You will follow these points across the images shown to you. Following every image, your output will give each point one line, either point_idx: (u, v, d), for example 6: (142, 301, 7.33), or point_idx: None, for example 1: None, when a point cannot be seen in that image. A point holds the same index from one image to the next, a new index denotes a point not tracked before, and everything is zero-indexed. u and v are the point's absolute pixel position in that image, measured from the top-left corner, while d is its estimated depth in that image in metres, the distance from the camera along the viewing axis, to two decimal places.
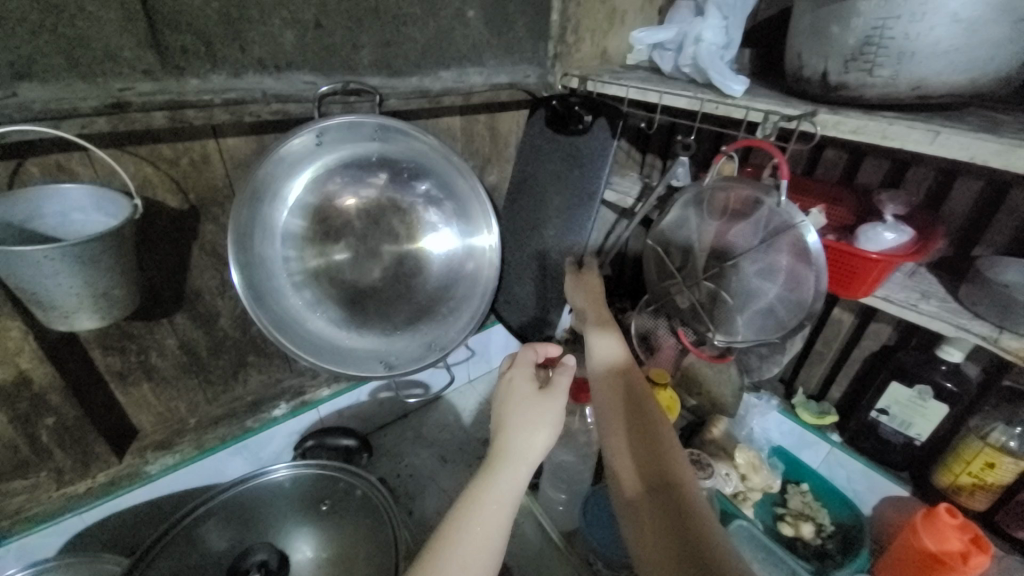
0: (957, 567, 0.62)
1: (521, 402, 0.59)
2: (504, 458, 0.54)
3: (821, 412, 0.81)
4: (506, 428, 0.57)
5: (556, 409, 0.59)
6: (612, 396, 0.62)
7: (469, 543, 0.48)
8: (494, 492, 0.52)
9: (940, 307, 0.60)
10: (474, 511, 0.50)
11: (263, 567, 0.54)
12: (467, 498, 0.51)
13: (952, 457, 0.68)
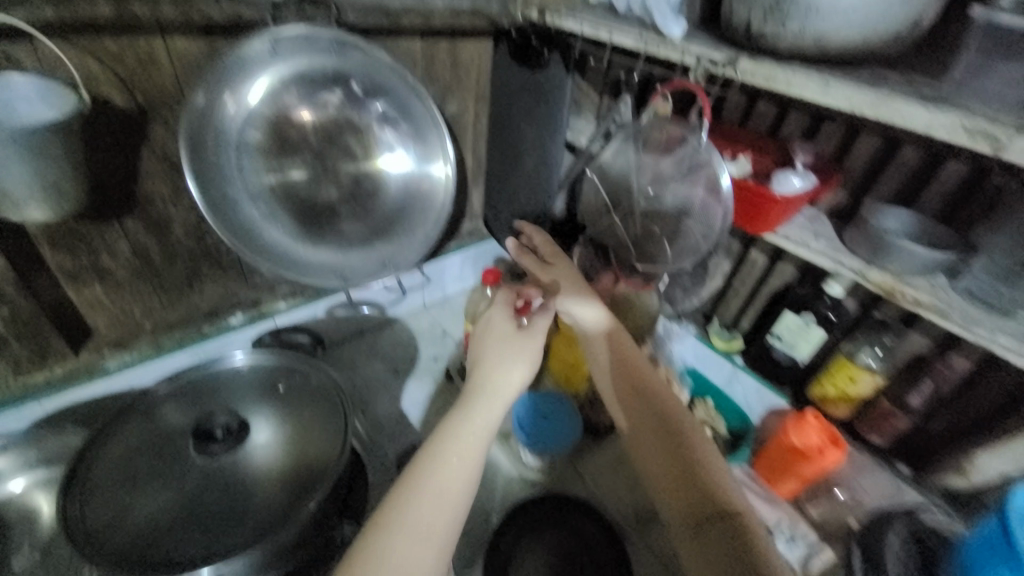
0: (815, 458, 0.74)
1: (498, 344, 0.69)
2: (483, 394, 0.64)
3: (731, 338, 0.94)
4: (484, 365, 0.67)
5: (531, 347, 0.69)
6: (617, 375, 0.70)
7: (449, 468, 0.57)
8: (473, 421, 0.62)
9: (827, 245, 0.70)
10: (454, 439, 0.59)
11: (225, 429, 0.61)
12: (451, 430, 0.60)
13: (823, 373, 0.81)
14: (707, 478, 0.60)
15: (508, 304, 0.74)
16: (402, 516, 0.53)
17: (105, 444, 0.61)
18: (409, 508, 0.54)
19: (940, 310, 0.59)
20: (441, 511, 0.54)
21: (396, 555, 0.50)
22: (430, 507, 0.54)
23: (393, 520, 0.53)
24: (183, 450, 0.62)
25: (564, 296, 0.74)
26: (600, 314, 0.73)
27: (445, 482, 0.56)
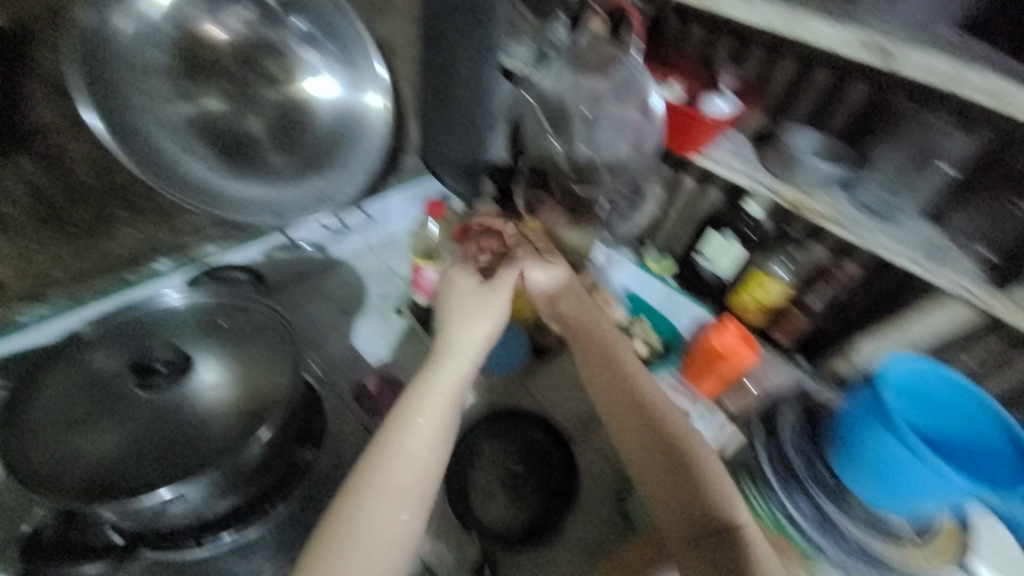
0: (729, 356, 0.84)
1: (463, 303, 0.71)
2: (450, 351, 0.67)
3: (662, 259, 1.01)
4: (449, 323, 0.69)
5: (494, 303, 0.71)
6: (584, 336, 0.73)
7: (413, 441, 0.60)
8: (438, 385, 0.64)
9: (749, 165, 0.76)
10: (418, 409, 0.62)
11: (168, 363, 0.61)
12: (416, 402, 0.62)
13: (739, 285, 0.90)
14: (672, 444, 0.64)
15: (471, 262, 0.74)
16: (370, 495, 0.56)
17: (37, 385, 0.60)
18: (377, 487, 0.57)
19: (833, 217, 0.69)
20: (408, 482, 0.58)
21: (367, 531, 0.55)
22: (397, 481, 0.57)
23: (363, 501, 0.56)
24: (127, 377, 0.61)
25: (527, 261, 0.74)
26: (562, 277, 0.75)
27: (410, 454, 0.59)
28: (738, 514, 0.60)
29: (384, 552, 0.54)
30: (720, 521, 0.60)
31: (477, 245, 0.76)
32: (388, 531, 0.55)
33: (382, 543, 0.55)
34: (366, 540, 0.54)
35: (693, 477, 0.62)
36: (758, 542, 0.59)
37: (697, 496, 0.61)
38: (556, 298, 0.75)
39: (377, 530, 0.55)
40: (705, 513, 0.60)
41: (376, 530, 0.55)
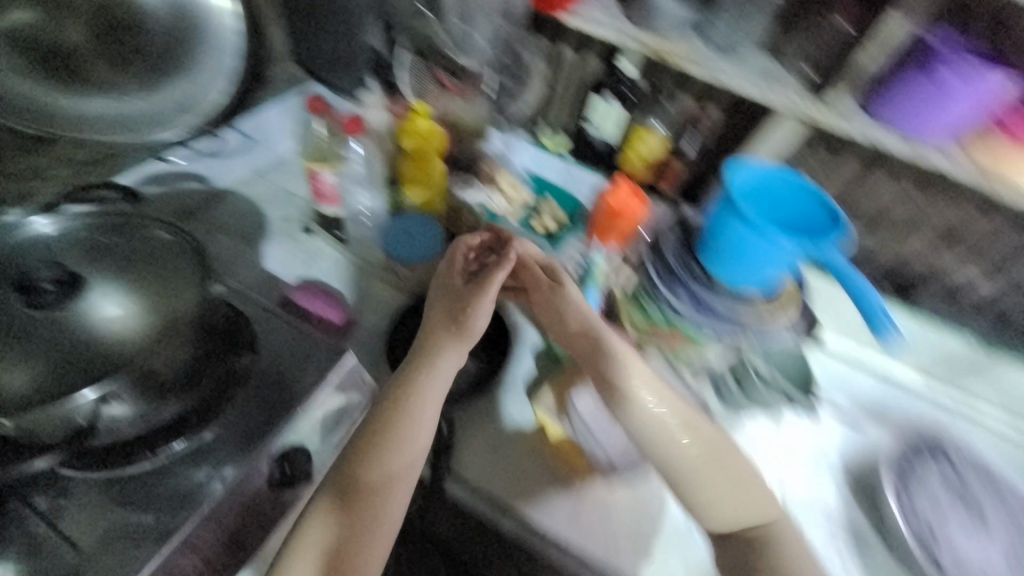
0: (626, 214, 0.86)
1: (434, 327, 0.71)
2: (416, 396, 0.66)
3: (555, 137, 1.07)
4: (422, 355, 0.69)
5: (464, 339, 0.70)
6: (604, 347, 0.69)
7: (402, 470, 0.63)
8: (426, 408, 0.65)
9: (613, 20, 0.79)
10: (405, 435, 0.64)
11: (57, 284, 0.56)
12: (373, 462, 0.62)
13: (625, 146, 0.98)
14: (700, 450, 0.65)
15: (458, 264, 0.75)
16: (360, 523, 0.60)
17: None
18: (366, 516, 0.60)
19: (689, 58, 0.76)
20: (393, 505, 0.62)
21: (359, 555, 0.60)
22: (388, 508, 0.62)
23: (354, 530, 0.60)
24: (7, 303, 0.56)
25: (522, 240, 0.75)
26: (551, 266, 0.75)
27: (399, 481, 0.63)
28: (768, 515, 0.65)
29: (371, 567, 0.60)
30: (751, 511, 0.64)
31: (460, 256, 0.75)
32: (376, 551, 0.61)
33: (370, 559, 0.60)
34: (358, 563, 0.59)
35: (726, 481, 0.65)
36: (788, 532, 0.65)
37: (729, 496, 0.64)
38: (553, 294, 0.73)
39: (368, 555, 0.60)
40: (738, 514, 0.64)
41: (365, 552, 0.60)
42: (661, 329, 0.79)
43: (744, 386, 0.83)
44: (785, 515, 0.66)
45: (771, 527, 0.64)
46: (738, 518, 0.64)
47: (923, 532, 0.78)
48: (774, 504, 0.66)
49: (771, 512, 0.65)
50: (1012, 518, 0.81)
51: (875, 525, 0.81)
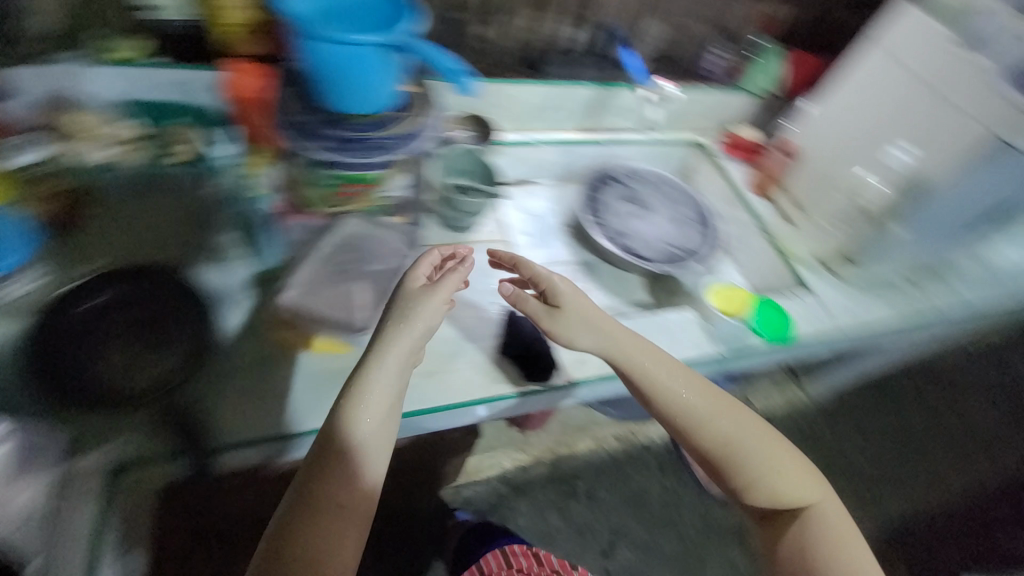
0: (257, 99, 0.79)
1: (381, 360, 0.65)
2: (372, 434, 0.63)
3: (117, 48, 0.80)
4: (366, 385, 0.64)
5: (397, 362, 0.66)
6: (635, 363, 0.76)
7: (381, 422, 0.63)
8: (393, 373, 0.65)
9: None
10: (376, 394, 0.64)
11: None
12: (331, 512, 0.59)
13: (213, 24, 0.80)
14: (742, 450, 0.75)
15: (421, 270, 0.75)
16: (346, 458, 0.61)
17: None
18: (352, 456, 0.61)
19: None
20: (371, 451, 0.63)
21: (343, 493, 0.60)
22: (372, 452, 0.63)
23: (342, 470, 0.61)
24: None
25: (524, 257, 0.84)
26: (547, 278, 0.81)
27: (383, 430, 0.64)
28: (806, 497, 0.76)
29: (360, 501, 0.61)
30: (781, 488, 0.76)
31: (425, 260, 0.77)
32: (360, 491, 0.61)
33: (357, 493, 0.61)
34: (345, 497, 0.60)
35: (765, 463, 0.75)
36: (809, 495, 0.76)
37: (762, 478, 0.75)
38: (557, 318, 0.78)
39: (353, 487, 0.61)
40: (776, 498, 0.76)
41: (347, 491, 0.61)
42: (342, 188, 0.74)
43: (456, 207, 0.93)
44: (822, 497, 0.77)
45: (804, 501, 0.76)
46: (776, 498, 0.76)
47: (621, 239, 1.08)
48: (817, 486, 0.78)
49: (806, 493, 0.76)
50: (660, 195, 1.18)
51: (598, 256, 1.09)
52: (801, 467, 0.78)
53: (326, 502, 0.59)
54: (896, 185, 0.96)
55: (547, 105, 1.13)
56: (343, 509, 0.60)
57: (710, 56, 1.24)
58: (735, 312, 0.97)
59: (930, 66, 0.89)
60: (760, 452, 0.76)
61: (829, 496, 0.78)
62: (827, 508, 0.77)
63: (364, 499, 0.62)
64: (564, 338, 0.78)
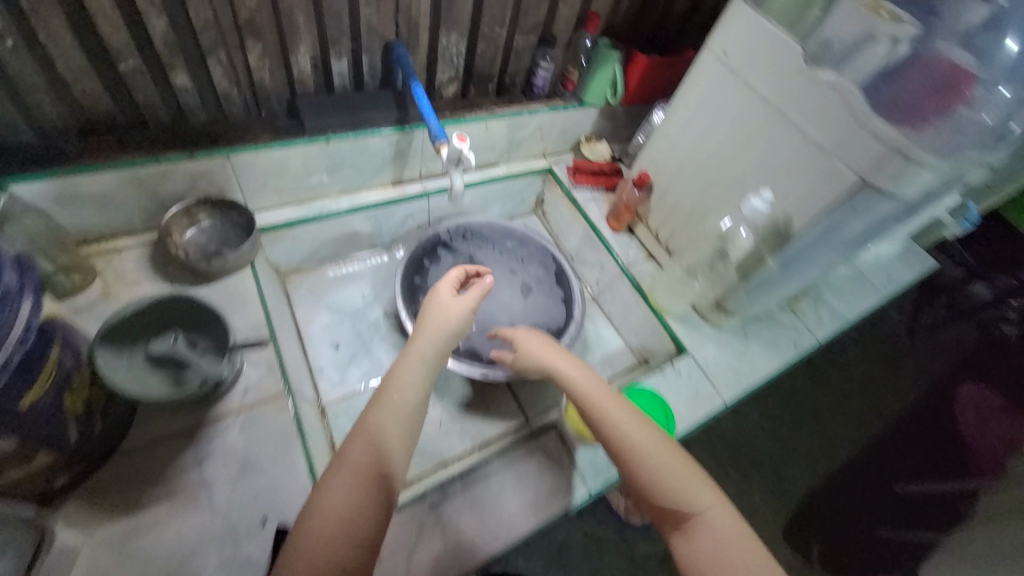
0: None
1: (424, 337, 0.62)
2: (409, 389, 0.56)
3: None
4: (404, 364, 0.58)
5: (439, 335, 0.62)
6: (549, 360, 0.69)
7: (404, 401, 0.55)
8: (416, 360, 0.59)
9: None
10: (407, 378, 0.57)
11: None
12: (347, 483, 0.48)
13: None
14: (652, 451, 0.57)
15: (447, 280, 0.71)
16: (350, 443, 0.51)
17: None
18: (353, 441, 0.50)
19: None
20: (385, 437, 0.51)
21: (342, 483, 0.48)
22: (382, 441, 0.51)
23: (347, 456, 0.50)
24: None
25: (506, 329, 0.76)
26: (523, 335, 0.73)
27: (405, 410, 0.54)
28: (697, 499, 0.54)
29: (356, 500, 0.47)
30: (708, 518, 0.53)
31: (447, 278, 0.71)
32: (358, 491, 0.47)
33: (352, 493, 0.47)
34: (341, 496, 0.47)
35: (676, 472, 0.55)
36: (739, 527, 0.52)
37: (681, 490, 0.54)
38: (519, 363, 0.73)
39: (348, 482, 0.48)
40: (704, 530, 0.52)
41: (345, 487, 0.47)
42: None
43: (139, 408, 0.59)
44: (724, 507, 0.54)
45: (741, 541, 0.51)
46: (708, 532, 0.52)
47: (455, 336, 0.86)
48: (711, 487, 0.55)
49: (733, 528, 0.52)
50: (504, 257, 0.99)
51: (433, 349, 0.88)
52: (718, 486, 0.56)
53: (318, 500, 0.47)
54: (757, 236, 0.76)
55: (334, 168, 0.84)
56: (339, 509, 0.46)
57: (540, 70, 0.95)
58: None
59: (778, 90, 0.68)
60: (671, 460, 0.56)
61: (736, 512, 0.54)
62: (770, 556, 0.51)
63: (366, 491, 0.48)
64: (525, 360, 0.71)
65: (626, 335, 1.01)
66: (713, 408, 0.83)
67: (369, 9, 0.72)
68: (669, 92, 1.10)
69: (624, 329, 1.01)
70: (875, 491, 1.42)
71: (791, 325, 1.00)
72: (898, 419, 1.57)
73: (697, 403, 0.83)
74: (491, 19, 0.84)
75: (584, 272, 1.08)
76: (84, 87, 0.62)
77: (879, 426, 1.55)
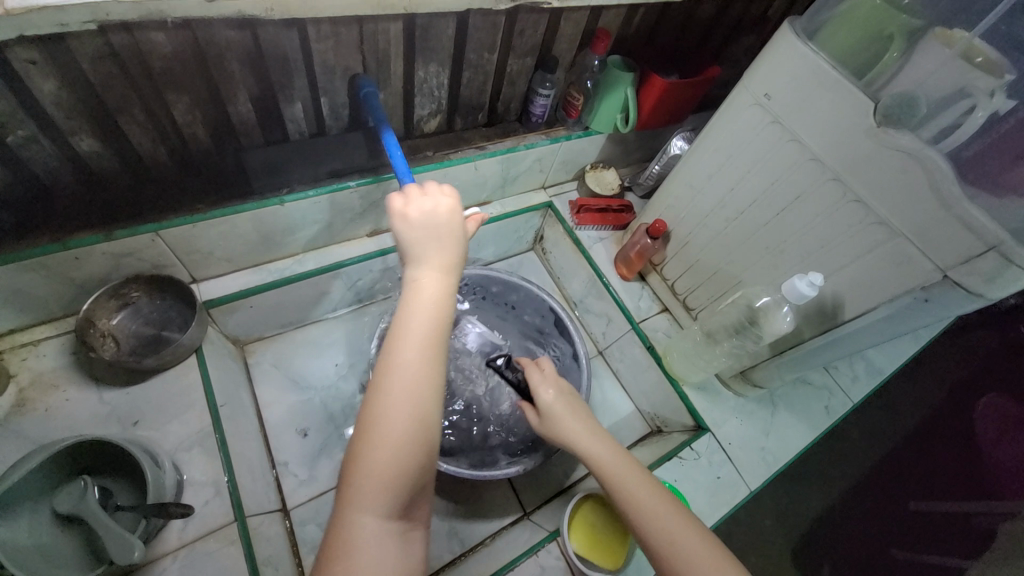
0: None
1: (442, 241, 0.48)
2: (431, 300, 0.45)
3: None
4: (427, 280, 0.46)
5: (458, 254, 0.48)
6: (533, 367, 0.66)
7: (436, 290, 0.45)
8: (440, 247, 0.47)
9: None
10: (430, 266, 0.46)
11: None
12: (408, 388, 0.41)
13: None
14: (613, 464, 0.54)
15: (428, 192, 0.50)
16: (391, 343, 0.43)
17: None
18: (409, 336, 0.43)
19: None
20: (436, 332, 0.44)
21: (398, 392, 0.41)
22: (429, 320, 0.44)
23: (390, 356, 0.42)
24: None
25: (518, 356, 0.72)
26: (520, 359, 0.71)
27: (441, 296, 0.46)
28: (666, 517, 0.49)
29: (423, 396, 0.41)
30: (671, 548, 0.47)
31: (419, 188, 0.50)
32: (426, 388, 0.41)
33: (416, 389, 0.41)
34: (407, 394, 0.41)
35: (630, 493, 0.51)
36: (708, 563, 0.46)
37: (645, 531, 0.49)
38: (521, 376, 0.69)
39: (407, 383, 0.41)
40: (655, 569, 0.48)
41: (409, 382, 0.41)
42: None
43: None
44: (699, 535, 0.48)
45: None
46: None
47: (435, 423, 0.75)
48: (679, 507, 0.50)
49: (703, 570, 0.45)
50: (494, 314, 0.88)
51: None
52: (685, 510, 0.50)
53: (380, 396, 0.41)
54: (800, 317, 0.65)
55: (294, 228, 0.71)
56: (408, 406, 0.40)
57: (540, 99, 0.81)
58: (610, 563, 0.60)
59: (838, 153, 0.54)
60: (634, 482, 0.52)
61: (713, 537, 0.48)
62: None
63: (432, 375, 0.42)
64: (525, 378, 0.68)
65: (637, 399, 0.90)
66: (739, 499, 0.73)
67: (324, 44, 0.58)
68: (686, 114, 0.96)
69: (635, 392, 0.90)
70: (888, 510, 1.16)
71: (823, 386, 0.88)
72: (924, 428, 1.28)
73: (721, 494, 0.73)
74: (478, 44, 0.69)
75: (589, 322, 0.96)
76: None
77: (901, 439, 1.27)
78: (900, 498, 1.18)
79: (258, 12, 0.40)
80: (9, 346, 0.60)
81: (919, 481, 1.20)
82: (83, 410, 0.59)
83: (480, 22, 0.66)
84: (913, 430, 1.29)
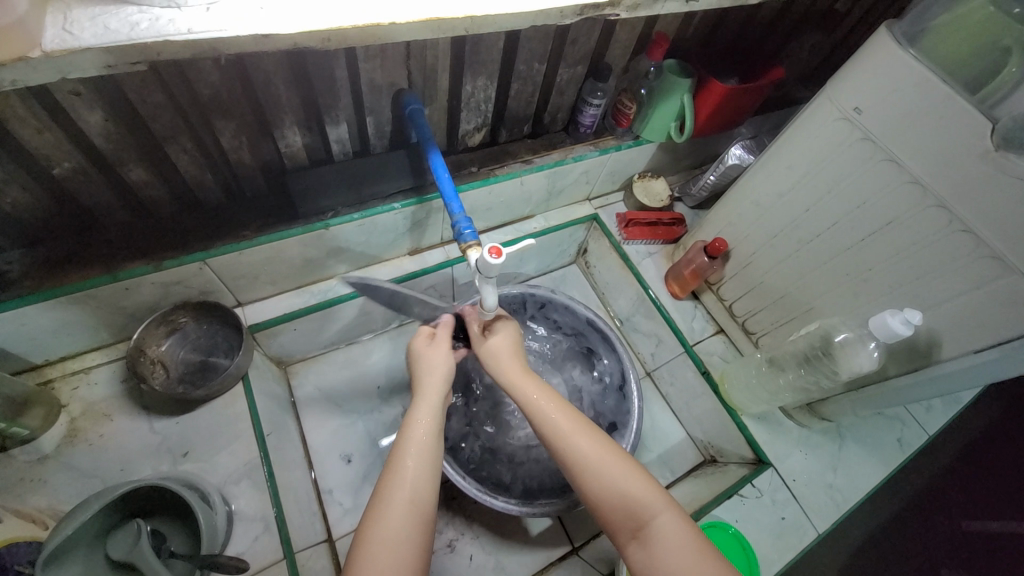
0: None
1: (432, 364, 0.56)
2: (417, 424, 0.51)
3: None
4: (421, 407, 0.53)
5: (435, 377, 0.55)
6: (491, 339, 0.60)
7: (431, 425, 0.51)
8: (437, 386, 0.54)
9: None
10: (426, 403, 0.53)
11: None
12: (398, 510, 0.44)
13: None
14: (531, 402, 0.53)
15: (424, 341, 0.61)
16: (387, 481, 0.46)
17: None
18: (399, 470, 0.46)
19: None
20: (425, 454, 0.48)
21: (391, 530, 0.43)
22: (425, 445, 0.49)
23: (388, 484, 0.46)
24: None
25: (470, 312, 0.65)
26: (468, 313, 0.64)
27: (436, 430, 0.51)
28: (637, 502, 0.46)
29: (420, 522, 0.44)
30: (591, 478, 0.48)
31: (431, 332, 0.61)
32: (416, 508, 0.45)
33: (411, 522, 0.44)
34: (400, 514, 0.44)
35: (597, 475, 0.47)
36: (625, 483, 0.46)
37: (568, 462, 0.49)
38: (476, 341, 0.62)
39: (405, 509, 0.44)
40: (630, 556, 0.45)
41: (401, 505, 0.44)
42: None
43: None
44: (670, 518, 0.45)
45: (628, 504, 0.46)
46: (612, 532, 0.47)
47: (478, 450, 0.71)
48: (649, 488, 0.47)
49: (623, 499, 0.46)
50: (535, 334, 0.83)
51: (464, 461, 0.69)
52: (596, 427, 0.51)
53: (377, 516, 0.44)
54: (886, 355, 0.58)
55: (338, 250, 0.69)
56: (402, 526, 0.43)
57: (589, 109, 0.76)
58: None
59: (943, 178, 0.48)
60: (549, 414, 0.52)
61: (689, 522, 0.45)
62: (664, 512, 0.45)
63: (423, 498, 0.46)
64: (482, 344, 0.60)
65: (689, 425, 0.85)
66: (806, 543, 0.68)
67: (372, 64, 0.55)
68: (743, 120, 0.89)
69: (686, 418, 0.85)
70: (944, 534, 1.05)
71: (894, 416, 0.81)
72: (978, 439, 1.16)
73: (785, 538, 0.67)
74: (528, 55, 0.65)
75: (637, 342, 0.92)
76: (15, 200, 0.48)
77: (957, 450, 1.14)
78: (952, 513, 1.07)
79: (313, 43, 0.36)
80: (63, 374, 0.60)
81: (972, 495, 1.09)
82: (135, 439, 0.59)
83: (533, 34, 0.61)
84: (968, 441, 1.16)
